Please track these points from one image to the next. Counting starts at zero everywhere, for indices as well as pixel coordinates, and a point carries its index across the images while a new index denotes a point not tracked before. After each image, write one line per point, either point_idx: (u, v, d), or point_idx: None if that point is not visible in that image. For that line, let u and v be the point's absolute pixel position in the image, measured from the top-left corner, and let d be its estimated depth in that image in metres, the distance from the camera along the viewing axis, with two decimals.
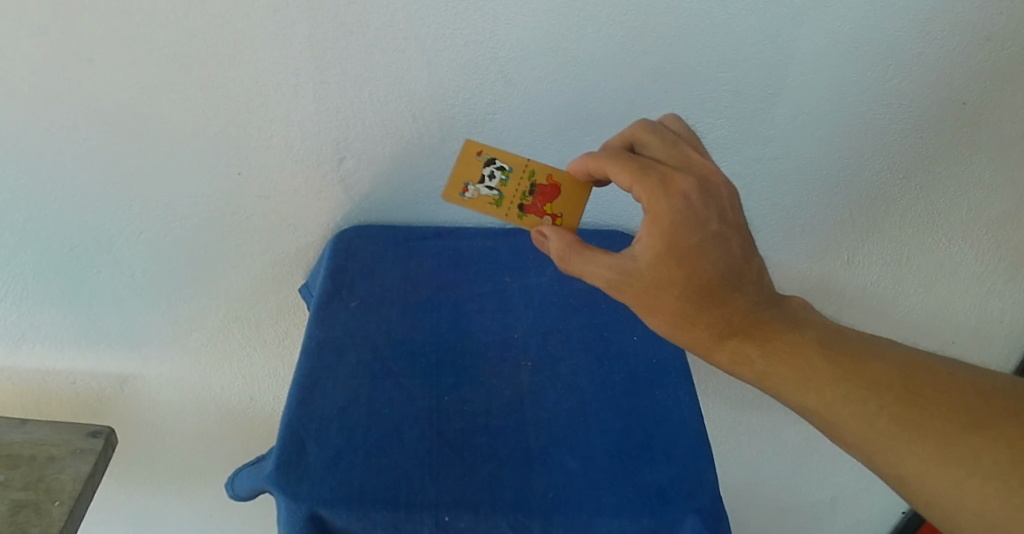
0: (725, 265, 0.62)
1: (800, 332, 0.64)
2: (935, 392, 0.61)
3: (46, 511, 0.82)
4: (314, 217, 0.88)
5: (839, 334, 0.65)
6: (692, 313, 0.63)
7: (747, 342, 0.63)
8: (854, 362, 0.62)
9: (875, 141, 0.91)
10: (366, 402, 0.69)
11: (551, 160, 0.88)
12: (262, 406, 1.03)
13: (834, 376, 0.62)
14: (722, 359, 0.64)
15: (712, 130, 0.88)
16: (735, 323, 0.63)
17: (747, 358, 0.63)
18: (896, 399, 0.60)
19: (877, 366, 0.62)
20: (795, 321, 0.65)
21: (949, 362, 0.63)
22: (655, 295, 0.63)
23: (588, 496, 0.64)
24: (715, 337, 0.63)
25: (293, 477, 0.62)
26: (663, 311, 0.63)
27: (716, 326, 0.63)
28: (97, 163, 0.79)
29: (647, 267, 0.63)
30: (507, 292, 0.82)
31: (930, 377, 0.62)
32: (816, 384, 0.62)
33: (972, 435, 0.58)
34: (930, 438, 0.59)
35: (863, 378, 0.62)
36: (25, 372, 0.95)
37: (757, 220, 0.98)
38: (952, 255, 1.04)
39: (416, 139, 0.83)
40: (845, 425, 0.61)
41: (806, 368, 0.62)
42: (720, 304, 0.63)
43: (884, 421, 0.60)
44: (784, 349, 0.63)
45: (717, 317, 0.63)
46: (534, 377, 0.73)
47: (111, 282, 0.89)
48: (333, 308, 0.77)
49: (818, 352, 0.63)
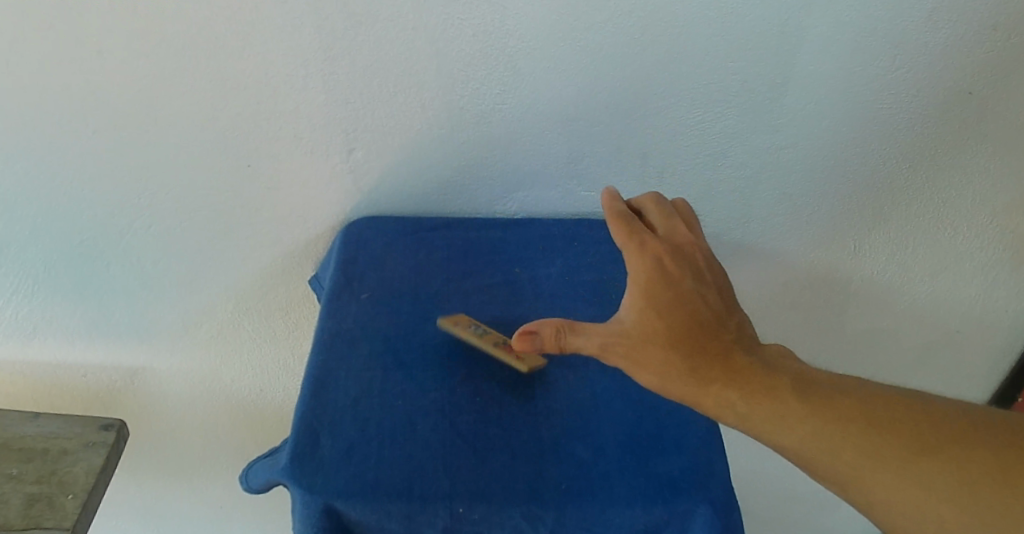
0: (704, 317, 0.66)
1: (776, 375, 0.63)
2: (910, 421, 0.59)
3: (60, 504, 0.82)
4: (323, 209, 0.87)
5: (814, 376, 0.63)
6: (673, 358, 0.63)
7: (727, 387, 0.62)
8: (828, 399, 0.61)
9: (883, 131, 0.91)
10: (378, 394, 0.68)
11: (560, 151, 0.87)
12: (272, 399, 1.04)
13: (811, 413, 0.60)
14: (704, 403, 0.62)
15: (721, 120, 0.88)
16: (713, 367, 0.63)
17: (727, 399, 0.61)
18: (873, 430, 0.58)
19: (852, 401, 0.60)
20: (770, 364, 0.64)
21: (924, 397, 0.61)
22: (638, 346, 0.64)
23: (601, 487, 0.64)
24: (696, 384, 0.62)
25: (307, 470, 0.62)
26: (645, 360, 0.63)
27: (694, 368, 0.63)
28: (106, 156, 0.79)
29: (633, 324, 0.65)
30: (517, 283, 0.82)
31: (906, 408, 0.60)
32: (794, 421, 0.60)
33: (947, 457, 0.56)
34: (903, 463, 0.57)
35: (839, 413, 0.60)
36: (35, 365, 0.95)
37: (766, 210, 0.98)
38: (957, 245, 1.04)
39: (425, 130, 0.83)
40: (822, 461, 0.59)
41: (784, 406, 0.60)
42: (700, 349, 0.64)
43: (860, 452, 0.58)
44: (761, 391, 0.61)
45: (698, 362, 0.63)
46: (546, 368, 0.73)
47: (121, 275, 0.89)
48: (345, 299, 0.77)
49: (792, 392, 0.61)
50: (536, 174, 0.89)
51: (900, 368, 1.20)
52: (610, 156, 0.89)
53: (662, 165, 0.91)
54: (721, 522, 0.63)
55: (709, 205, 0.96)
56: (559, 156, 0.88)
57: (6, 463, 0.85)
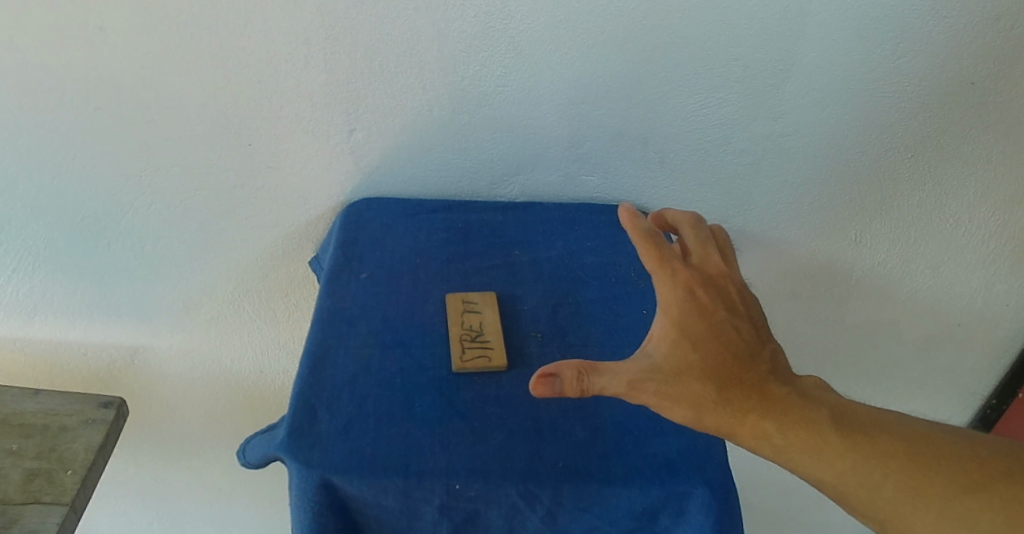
0: (737, 348, 0.63)
1: (812, 407, 0.62)
2: (939, 455, 0.60)
3: (59, 480, 0.82)
4: (324, 190, 0.87)
5: (845, 406, 0.63)
6: (709, 392, 0.61)
7: (764, 418, 0.60)
8: (861, 431, 0.61)
9: (885, 120, 0.91)
10: (377, 372, 0.69)
11: (561, 134, 0.87)
12: (271, 380, 1.04)
13: (847, 447, 0.60)
14: (742, 436, 0.60)
15: (722, 106, 0.88)
16: (749, 398, 0.61)
17: (766, 434, 0.60)
18: (904, 465, 0.59)
19: (883, 432, 0.61)
20: (804, 394, 0.62)
21: (944, 427, 0.63)
22: (674, 380, 0.61)
23: (598, 466, 0.64)
24: (733, 415, 0.60)
25: (305, 444, 0.62)
26: (682, 393, 0.61)
27: (732, 401, 0.61)
28: (107, 133, 0.79)
29: (665, 358, 0.62)
30: (516, 265, 0.82)
31: (931, 440, 0.61)
32: (831, 456, 0.59)
33: (977, 492, 0.58)
34: (936, 499, 0.58)
35: (873, 446, 0.60)
36: (36, 342, 0.95)
37: (767, 197, 0.98)
38: (959, 236, 1.04)
39: (426, 111, 0.83)
40: (859, 494, 0.59)
41: (821, 440, 0.60)
42: (736, 380, 0.62)
43: (895, 489, 0.59)
44: (798, 423, 0.60)
45: (734, 393, 0.61)
46: (544, 349, 0.73)
47: (122, 254, 0.89)
48: (344, 278, 0.77)
49: (831, 427, 0.60)
50: (537, 157, 0.89)
51: (900, 360, 1.20)
52: (612, 141, 0.89)
53: (664, 150, 0.91)
54: (717, 502, 0.64)
55: (710, 191, 0.96)
56: (560, 140, 0.88)
57: (6, 438, 0.85)
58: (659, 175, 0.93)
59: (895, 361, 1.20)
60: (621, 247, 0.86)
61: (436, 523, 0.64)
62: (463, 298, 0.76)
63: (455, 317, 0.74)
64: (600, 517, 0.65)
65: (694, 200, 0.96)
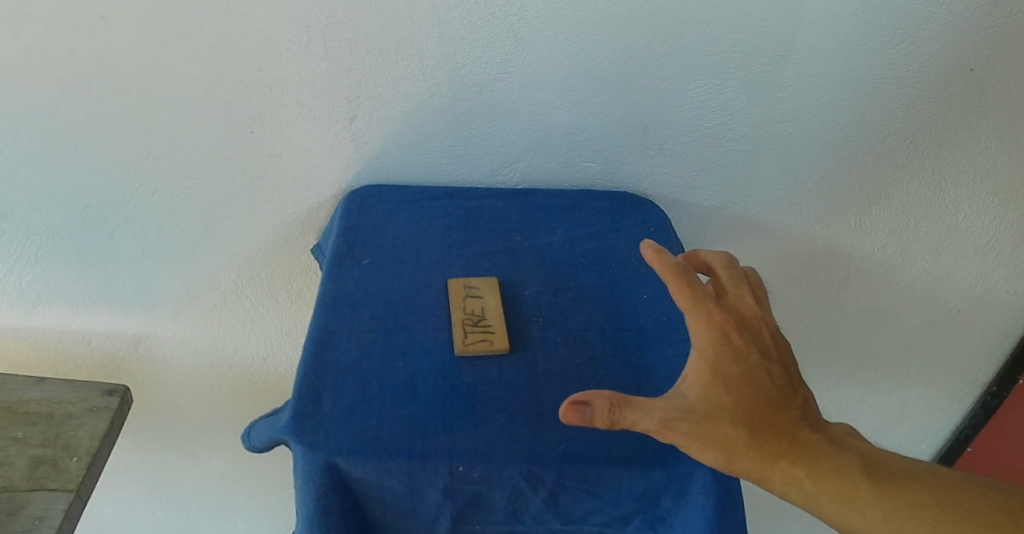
0: (771, 394, 0.64)
1: (842, 455, 0.62)
2: (963, 506, 0.62)
3: (65, 467, 0.83)
4: (325, 177, 0.88)
5: (871, 454, 0.64)
6: (743, 436, 0.61)
7: (797, 463, 0.61)
8: (889, 481, 0.62)
9: (883, 106, 0.91)
10: (379, 356, 0.69)
11: (561, 121, 0.88)
12: (275, 368, 1.05)
13: (875, 495, 0.61)
14: (774, 482, 0.61)
15: (721, 92, 0.88)
16: (782, 443, 0.61)
17: (797, 478, 0.60)
18: (931, 516, 0.61)
19: (911, 485, 0.62)
20: (833, 441, 0.63)
21: (963, 476, 0.65)
22: (710, 423, 0.61)
23: (600, 448, 0.65)
24: (766, 459, 0.61)
25: (309, 427, 0.63)
26: (716, 438, 0.60)
27: (766, 445, 0.61)
28: (109, 122, 0.80)
29: (699, 399, 0.62)
30: (518, 250, 0.82)
31: (955, 494, 0.63)
32: (860, 504, 0.60)
33: None
34: None
35: (901, 497, 0.61)
36: (41, 331, 0.96)
37: (766, 183, 0.98)
38: (958, 223, 1.04)
39: (427, 98, 0.83)
40: None
41: (851, 487, 0.61)
42: (769, 425, 0.62)
43: None
44: (829, 471, 0.61)
45: (766, 438, 0.61)
46: (545, 333, 0.74)
47: (125, 242, 0.89)
48: (347, 265, 0.77)
49: (861, 475, 0.61)
50: (537, 144, 0.89)
51: (900, 347, 1.20)
52: (612, 128, 0.89)
53: (664, 136, 0.91)
54: (718, 483, 0.65)
55: (710, 178, 0.96)
56: (560, 127, 0.88)
57: (11, 426, 0.86)
58: (659, 162, 0.93)
59: (895, 347, 1.21)
60: (622, 233, 0.86)
61: (440, 505, 0.65)
62: (465, 283, 0.76)
63: (458, 302, 0.74)
64: (603, 498, 0.66)
65: (694, 186, 0.97)
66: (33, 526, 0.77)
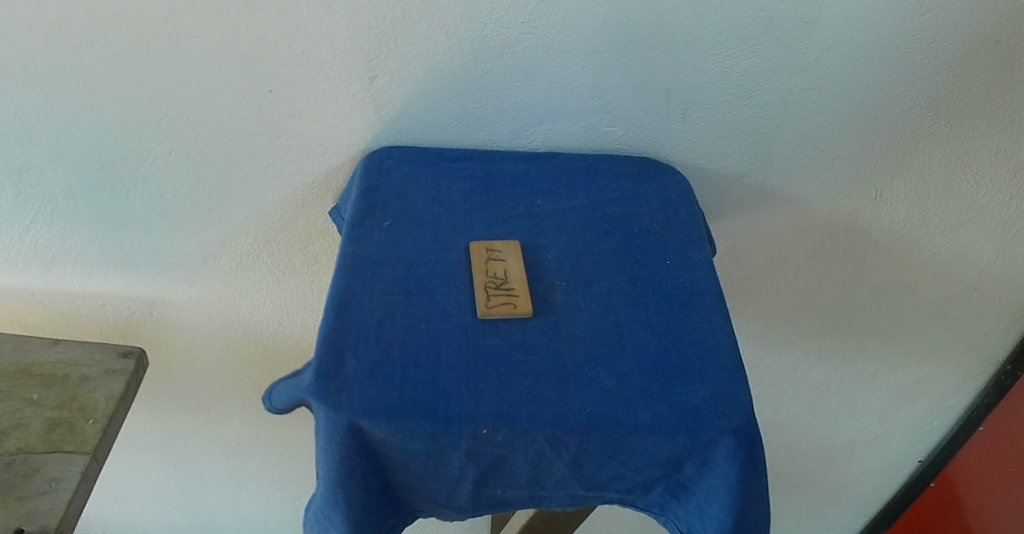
0: None
1: None
2: None
3: (81, 429, 0.82)
4: (344, 138, 0.86)
5: None
6: None
7: None
8: None
9: (910, 75, 0.89)
10: (402, 317, 0.68)
11: (583, 84, 0.86)
12: (290, 332, 1.04)
13: None
14: None
15: (744, 59, 0.85)
16: None
17: None
18: None
19: None
20: None
21: None
22: None
23: (625, 413, 0.64)
24: None
25: (332, 388, 0.62)
26: None
27: None
28: (124, 80, 0.78)
29: None
30: (539, 215, 0.81)
31: None
32: None
33: None
34: None
35: None
36: (54, 294, 0.97)
37: (789, 152, 0.96)
38: (979, 197, 1.02)
39: (448, 58, 0.81)
40: None
41: None
42: None
43: None
44: None
45: None
46: (568, 297, 0.73)
47: (140, 204, 0.89)
48: (367, 226, 0.76)
49: None
50: (558, 107, 0.87)
51: (917, 322, 1.19)
52: (635, 92, 0.87)
53: (687, 102, 0.89)
54: (743, 451, 0.64)
55: (733, 145, 0.94)
56: (582, 90, 0.86)
57: (26, 388, 0.85)
58: (682, 128, 0.91)
59: (911, 323, 1.19)
60: (644, 199, 0.84)
61: (462, 469, 0.63)
62: (487, 247, 0.76)
63: (480, 265, 0.73)
64: (626, 464, 0.65)
65: (716, 154, 0.95)
66: (50, 488, 0.77)
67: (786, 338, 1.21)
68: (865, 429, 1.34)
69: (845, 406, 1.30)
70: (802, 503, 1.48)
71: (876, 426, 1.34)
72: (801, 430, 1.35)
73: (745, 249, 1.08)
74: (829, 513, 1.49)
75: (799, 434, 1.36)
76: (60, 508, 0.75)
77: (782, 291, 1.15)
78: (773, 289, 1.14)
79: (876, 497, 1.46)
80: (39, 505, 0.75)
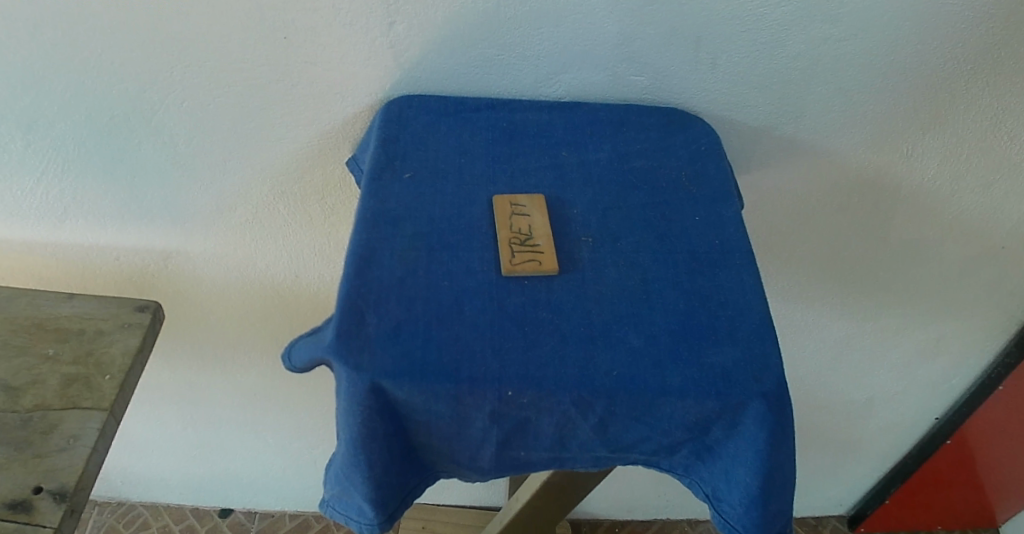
0: None
1: None
2: None
3: (98, 385, 0.82)
4: (361, 87, 0.83)
5: None
6: None
7: None
8: None
9: (952, 25, 0.84)
10: (424, 274, 0.66)
11: (610, 30, 0.81)
12: (307, 285, 1.03)
13: None
14: None
15: (779, 6, 0.81)
16: None
17: None
18: None
19: None
20: None
21: None
22: None
23: (653, 376, 0.62)
24: None
25: (353, 347, 0.60)
26: None
27: None
28: (132, 28, 0.75)
29: None
30: (563, 167, 0.78)
31: None
32: None
33: None
34: None
35: None
36: (70, 246, 0.97)
37: (823, 105, 0.92)
38: (1014, 153, 0.98)
39: (470, 4, 0.77)
40: None
41: None
42: None
43: None
44: None
45: None
46: (595, 253, 0.70)
47: (153, 154, 0.87)
48: (387, 178, 0.73)
49: None
50: (583, 55, 0.83)
51: (941, 281, 1.16)
52: (664, 39, 0.83)
53: (718, 51, 0.84)
54: (772, 416, 0.62)
55: (764, 97, 0.90)
56: (609, 36, 0.82)
57: (42, 343, 0.84)
58: (712, 79, 0.87)
59: (936, 281, 1.16)
60: (671, 151, 0.81)
61: (486, 429, 0.62)
62: (511, 201, 0.73)
63: (503, 220, 0.71)
64: (653, 427, 0.63)
65: (746, 105, 0.91)
66: (68, 445, 0.77)
67: (810, 295, 1.19)
68: (884, 386, 1.33)
69: (866, 364, 1.29)
70: (820, 461, 1.47)
71: (897, 384, 1.32)
72: (821, 387, 1.33)
73: (771, 204, 1.05)
74: (845, 469, 1.48)
75: (819, 391, 1.34)
76: (78, 465, 0.76)
77: (808, 247, 1.12)
78: (797, 244, 1.11)
79: (891, 453, 1.45)
80: (58, 462, 0.76)
